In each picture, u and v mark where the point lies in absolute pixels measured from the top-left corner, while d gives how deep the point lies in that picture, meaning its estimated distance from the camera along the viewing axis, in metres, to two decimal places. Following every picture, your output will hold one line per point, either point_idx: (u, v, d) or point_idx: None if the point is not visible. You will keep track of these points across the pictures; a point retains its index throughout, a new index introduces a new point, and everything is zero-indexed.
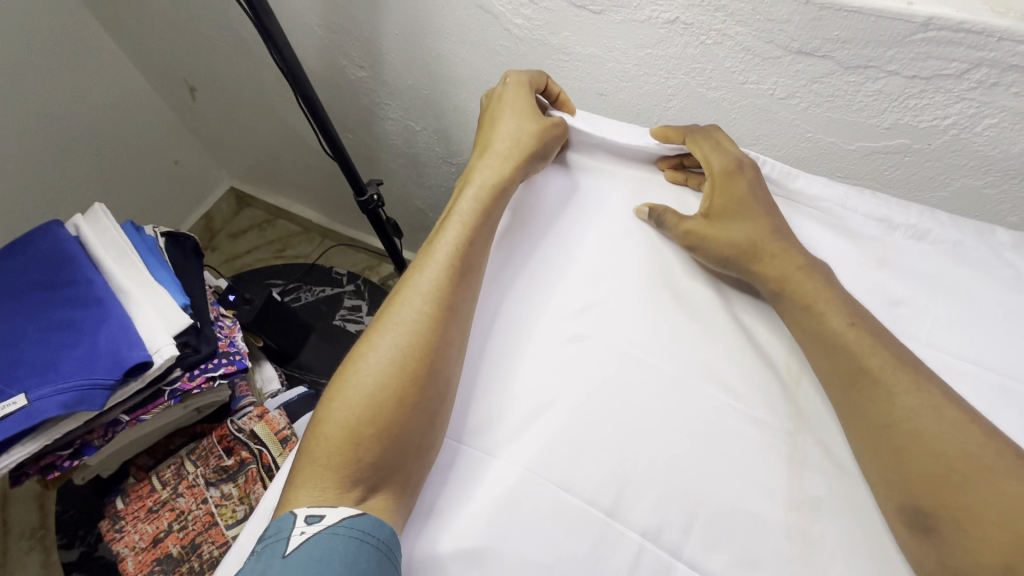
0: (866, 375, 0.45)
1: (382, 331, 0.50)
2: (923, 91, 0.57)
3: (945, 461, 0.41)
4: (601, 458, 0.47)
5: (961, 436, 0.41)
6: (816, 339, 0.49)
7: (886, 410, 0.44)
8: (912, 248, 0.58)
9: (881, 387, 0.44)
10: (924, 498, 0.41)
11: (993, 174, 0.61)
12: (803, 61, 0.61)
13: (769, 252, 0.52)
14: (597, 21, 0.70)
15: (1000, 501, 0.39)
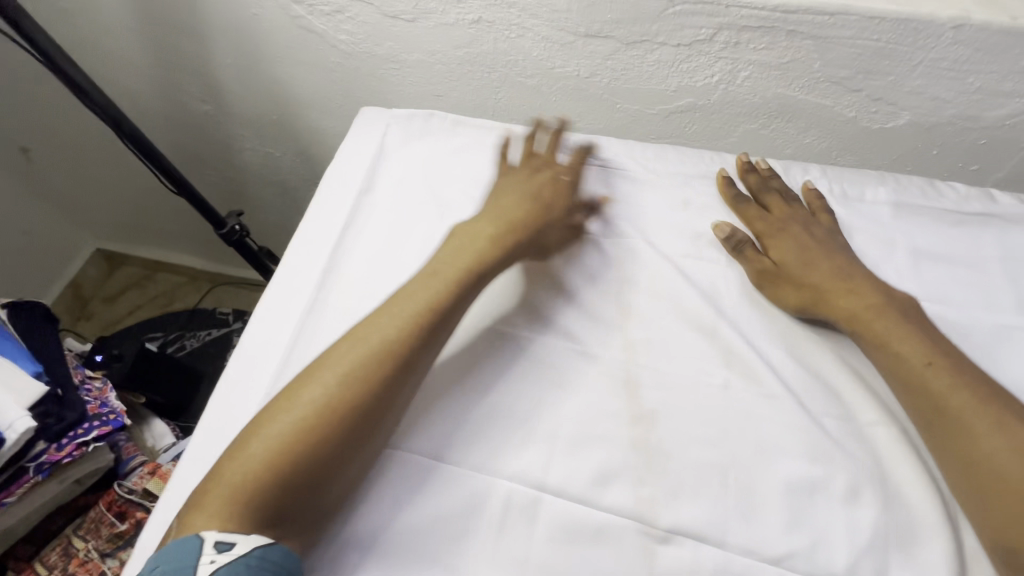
0: (956, 428, 0.48)
1: (341, 363, 0.49)
2: (690, 57, 0.68)
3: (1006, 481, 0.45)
4: (502, 439, 0.52)
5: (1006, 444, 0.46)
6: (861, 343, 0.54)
7: (973, 451, 0.47)
8: (708, 188, 0.68)
9: (974, 438, 0.47)
10: (1002, 531, 0.44)
11: (762, 117, 0.73)
12: (593, 43, 0.70)
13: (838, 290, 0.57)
14: (412, 28, 0.75)
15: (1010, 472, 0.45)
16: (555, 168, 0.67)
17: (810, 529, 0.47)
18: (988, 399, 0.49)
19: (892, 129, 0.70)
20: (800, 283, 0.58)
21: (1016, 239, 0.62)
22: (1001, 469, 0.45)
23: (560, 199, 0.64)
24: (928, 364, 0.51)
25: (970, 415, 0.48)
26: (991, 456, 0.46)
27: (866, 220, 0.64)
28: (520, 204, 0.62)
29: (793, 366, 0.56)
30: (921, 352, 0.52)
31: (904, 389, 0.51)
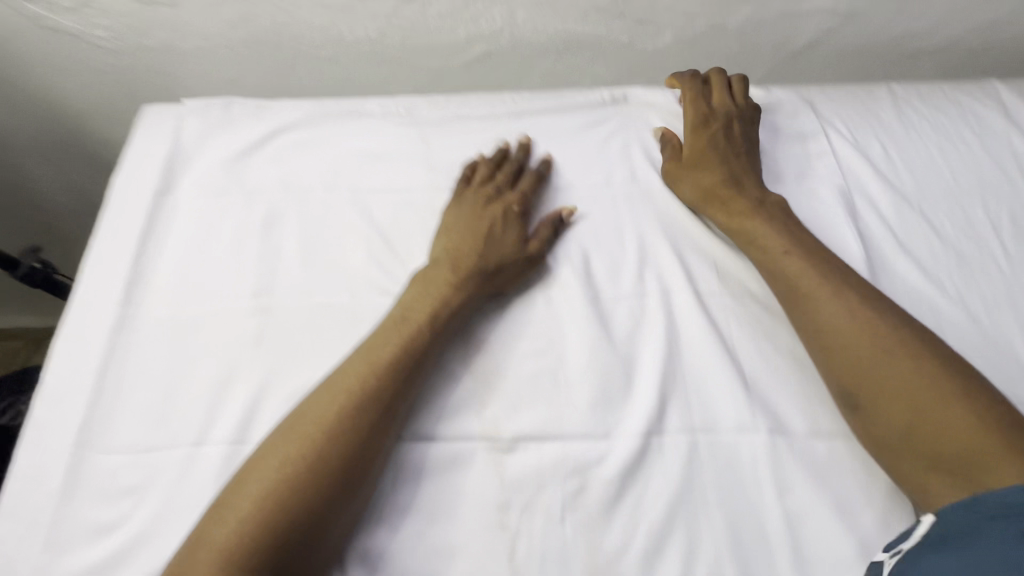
0: (869, 386, 0.50)
1: (319, 419, 0.48)
2: (467, 4, 0.70)
3: (910, 406, 0.48)
4: None
5: (905, 371, 0.49)
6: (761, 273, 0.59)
7: (897, 393, 0.49)
8: (515, 125, 0.71)
9: (884, 379, 0.50)
10: (894, 439, 0.49)
11: (552, 53, 0.77)
12: (370, 3, 0.69)
13: (728, 199, 0.63)
14: (177, 14, 0.70)
15: (950, 428, 0.46)
16: (506, 199, 0.63)
17: (622, 399, 0.54)
18: (818, 272, 0.56)
19: (663, 47, 0.77)
20: (706, 186, 0.64)
21: (768, 123, 0.72)
22: (835, 327, 0.53)
23: (514, 230, 0.61)
24: (782, 252, 0.58)
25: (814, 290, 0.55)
26: (831, 324, 0.53)
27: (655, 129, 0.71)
28: (469, 241, 0.60)
29: (604, 268, 0.62)
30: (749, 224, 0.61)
31: (739, 240, 0.62)
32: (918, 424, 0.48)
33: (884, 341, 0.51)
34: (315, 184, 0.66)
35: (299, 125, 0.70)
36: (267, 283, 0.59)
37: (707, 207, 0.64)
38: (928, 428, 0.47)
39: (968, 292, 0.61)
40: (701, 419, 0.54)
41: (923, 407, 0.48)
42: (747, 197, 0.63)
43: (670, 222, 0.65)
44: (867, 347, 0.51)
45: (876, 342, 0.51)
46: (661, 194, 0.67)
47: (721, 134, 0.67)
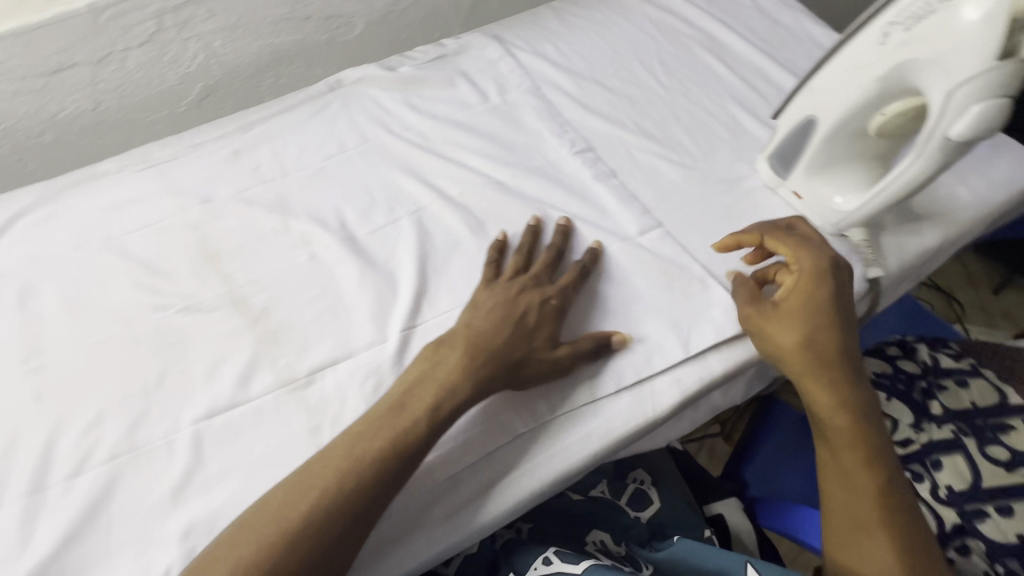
0: (842, 467, 0.57)
1: (255, 541, 0.44)
2: (161, 49, 0.76)
3: (856, 499, 0.56)
4: (166, 415, 0.55)
5: (867, 492, 0.55)
6: (792, 323, 0.56)
7: (850, 488, 0.56)
8: (248, 133, 0.78)
9: (854, 490, 0.56)
10: (835, 521, 0.56)
11: (268, 69, 0.86)
12: (67, 76, 0.72)
13: (799, 357, 0.56)
14: None
15: (879, 550, 0.53)
16: (542, 290, 0.58)
17: (395, 305, 0.61)
18: (850, 381, 0.57)
19: (360, 34, 0.89)
20: (792, 353, 0.56)
21: (464, 60, 0.85)
22: (838, 452, 0.57)
23: (547, 326, 0.57)
24: (826, 383, 0.56)
25: (842, 395, 0.56)
26: (839, 409, 0.56)
27: (373, 94, 0.81)
28: (493, 325, 0.55)
29: (357, 214, 0.69)
30: (779, 330, 0.56)
31: (784, 319, 0.56)
32: (857, 511, 0.55)
33: (866, 430, 0.56)
34: (65, 247, 0.67)
35: (33, 206, 0.71)
36: (35, 345, 0.59)
37: (763, 322, 0.57)
38: (859, 516, 0.55)
39: (643, 121, 0.76)
40: (467, 292, 0.62)
41: (864, 505, 0.55)
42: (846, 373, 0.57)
43: (406, 159, 0.74)
44: (847, 437, 0.56)
45: (854, 434, 0.56)
46: (390, 139, 0.76)
47: (821, 304, 0.56)
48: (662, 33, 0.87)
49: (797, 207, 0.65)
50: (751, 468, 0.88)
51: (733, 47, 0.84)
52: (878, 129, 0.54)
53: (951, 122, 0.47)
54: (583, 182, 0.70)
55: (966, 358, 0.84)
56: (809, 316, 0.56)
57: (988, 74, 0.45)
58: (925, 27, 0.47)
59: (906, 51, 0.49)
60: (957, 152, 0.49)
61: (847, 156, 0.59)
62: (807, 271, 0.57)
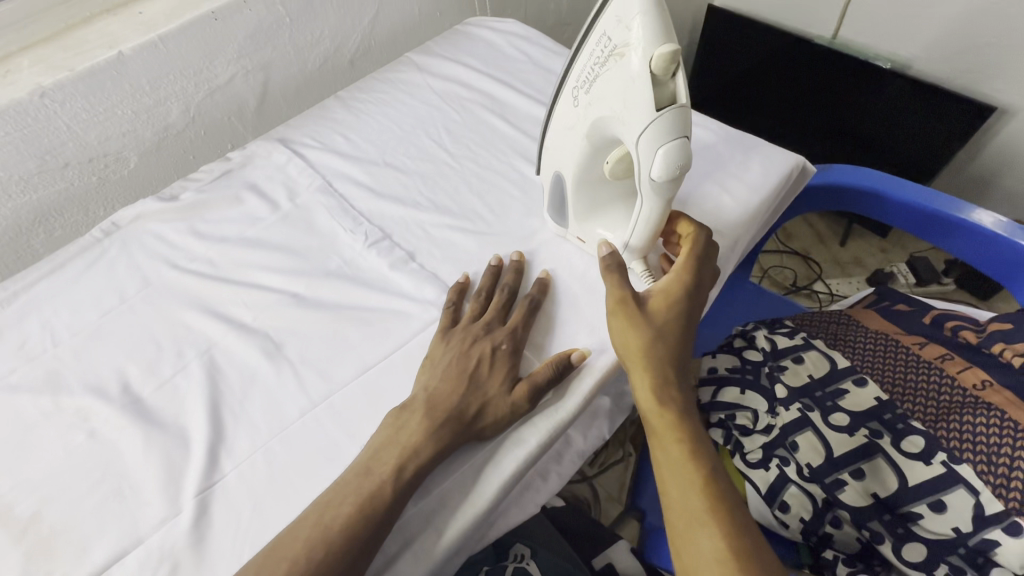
0: (671, 464, 0.51)
1: None
2: None
3: (688, 499, 0.49)
4: None
5: (701, 490, 0.50)
6: (645, 317, 0.56)
7: (683, 487, 0.50)
8: (11, 306, 0.70)
9: (688, 488, 0.50)
10: (676, 527, 0.49)
11: (35, 226, 0.79)
12: None
13: (646, 346, 0.55)
14: None
15: (713, 553, 0.47)
16: (493, 336, 0.60)
17: (188, 466, 0.55)
18: (674, 373, 0.55)
19: (138, 167, 0.85)
20: (642, 342, 0.55)
21: (250, 171, 0.83)
22: (666, 446, 0.52)
23: (499, 372, 0.57)
24: (662, 377, 0.54)
25: (666, 391, 0.54)
26: (663, 405, 0.53)
27: (154, 230, 0.76)
28: (449, 384, 0.56)
29: (141, 369, 0.63)
30: (622, 329, 0.56)
31: (641, 309, 0.56)
32: (692, 510, 0.49)
33: (693, 426, 0.53)
34: None
35: None
36: None
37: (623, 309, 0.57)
38: (695, 517, 0.48)
39: (436, 196, 0.77)
40: (268, 427, 0.57)
41: (696, 504, 0.49)
42: (677, 368, 0.55)
43: (195, 291, 0.69)
44: (675, 432, 0.53)
45: (678, 433, 0.52)
46: (175, 274, 0.71)
47: (682, 303, 0.57)
48: (446, 103, 0.90)
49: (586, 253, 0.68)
50: (646, 495, 0.87)
51: (513, 103, 0.88)
52: (614, 174, 0.59)
53: (652, 163, 0.51)
54: (382, 273, 0.69)
55: (798, 334, 0.89)
56: (667, 313, 0.56)
57: (661, 118, 0.50)
58: (609, 86, 0.53)
59: (604, 108, 0.54)
60: (673, 185, 0.53)
61: (605, 200, 0.63)
62: (686, 273, 0.58)
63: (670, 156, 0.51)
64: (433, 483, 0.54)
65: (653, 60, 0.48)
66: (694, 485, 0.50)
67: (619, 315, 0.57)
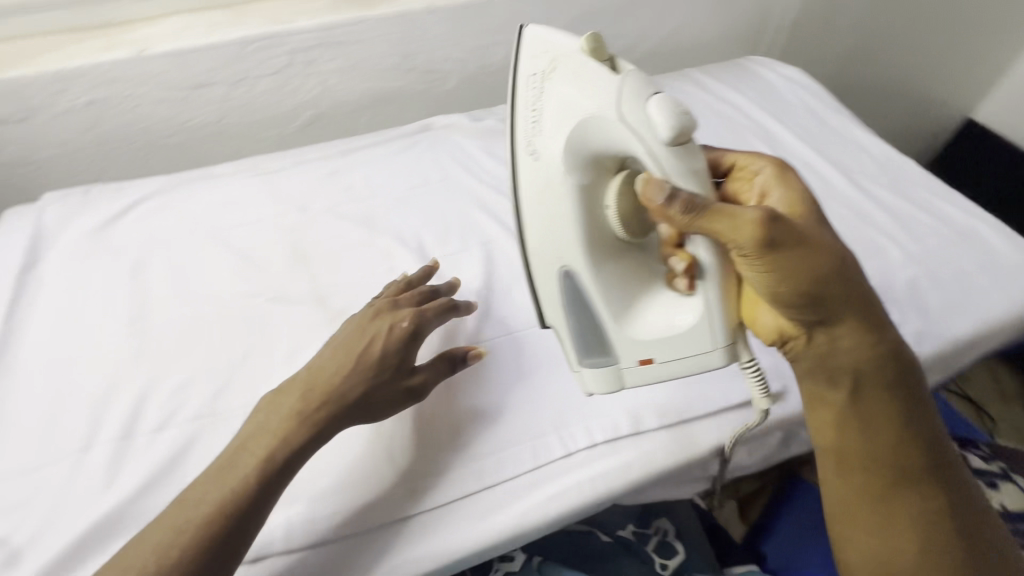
0: (872, 435, 0.53)
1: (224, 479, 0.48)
2: (286, 80, 0.89)
3: (893, 464, 0.53)
4: (242, 387, 0.61)
5: (907, 461, 0.53)
6: (835, 257, 0.50)
7: (883, 456, 0.53)
8: (345, 158, 0.88)
9: (888, 459, 0.53)
10: (866, 486, 0.54)
11: (367, 107, 0.98)
12: (205, 91, 0.85)
13: (832, 284, 0.49)
14: (28, 127, 0.80)
15: (912, 509, 0.53)
16: (395, 314, 0.58)
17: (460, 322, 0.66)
18: (874, 329, 0.52)
19: (452, 89, 1.01)
20: (826, 282, 0.49)
21: None
22: (867, 417, 0.53)
23: (390, 354, 0.55)
24: (864, 338, 0.52)
25: (873, 360, 0.52)
26: (867, 371, 0.52)
27: (457, 141, 0.91)
28: (340, 359, 0.54)
29: (433, 240, 0.77)
30: (808, 256, 0.48)
31: (809, 240, 0.49)
32: (892, 476, 0.54)
33: (891, 390, 0.53)
34: (176, 231, 0.76)
35: (153, 194, 0.81)
36: (140, 313, 0.67)
37: (785, 241, 0.47)
38: (894, 482, 0.54)
39: None
40: (526, 320, 0.68)
41: (895, 477, 0.53)
42: (871, 321, 0.52)
43: (481, 198, 0.83)
44: (871, 398, 0.53)
45: (883, 401, 0.53)
46: (468, 179, 0.85)
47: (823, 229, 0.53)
48: (720, 122, 0.97)
49: (638, 376, 0.56)
50: (773, 543, 0.87)
51: (785, 141, 0.93)
52: (620, 225, 0.53)
53: (642, 125, 0.47)
54: None
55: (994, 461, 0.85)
56: (834, 239, 0.51)
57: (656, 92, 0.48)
58: (563, 85, 0.51)
59: (560, 99, 0.50)
60: (697, 183, 0.48)
61: (632, 275, 0.56)
62: (804, 200, 0.56)
63: (659, 111, 0.46)
64: (381, 453, 0.56)
65: (587, 40, 0.50)
66: (899, 466, 0.53)
67: (796, 246, 0.48)
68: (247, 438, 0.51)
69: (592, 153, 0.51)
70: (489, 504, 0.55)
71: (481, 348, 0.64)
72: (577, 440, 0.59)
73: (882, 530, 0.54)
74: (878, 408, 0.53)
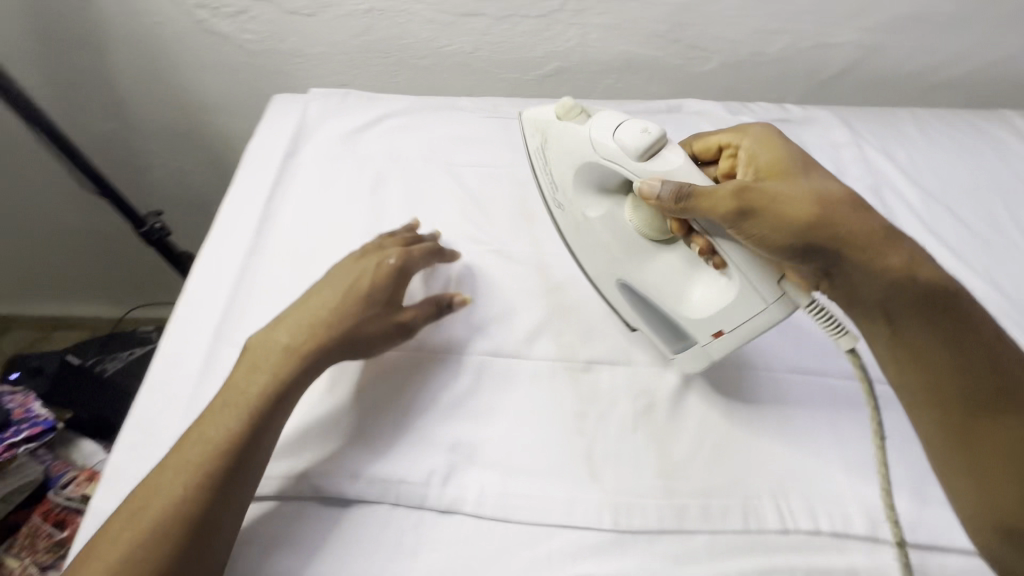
0: (921, 353, 0.46)
1: (225, 406, 0.49)
2: (549, 26, 0.84)
3: (964, 395, 0.45)
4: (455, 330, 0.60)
5: (960, 356, 0.45)
6: (846, 203, 0.47)
7: (940, 383, 0.45)
8: None
9: (948, 378, 0.45)
10: (947, 444, 0.46)
11: (615, 71, 0.90)
12: (470, 21, 0.84)
13: (856, 225, 0.46)
14: (312, 23, 0.84)
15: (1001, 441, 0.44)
16: (383, 253, 0.60)
17: None
18: (893, 234, 0.46)
19: (710, 71, 0.90)
20: (844, 223, 0.46)
21: (806, 132, 0.82)
22: (921, 342, 0.46)
23: (382, 283, 0.58)
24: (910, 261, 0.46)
25: (897, 241, 0.46)
26: (903, 272, 0.45)
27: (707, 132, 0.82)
28: (336, 293, 0.56)
29: None
30: (807, 199, 0.46)
31: (823, 197, 0.47)
32: (961, 413, 0.45)
33: (936, 324, 0.45)
34: (415, 156, 0.77)
35: (400, 113, 0.82)
36: (375, 228, 0.69)
37: (778, 198, 0.46)
38: (977, 435, 0.45)
39: (996, 273, 0.67)
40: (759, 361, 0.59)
41: (960, 390, 0.45)
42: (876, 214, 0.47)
43: None
44: (924, 323, 0.45)
45: (932, 317, 0.45)
46: None
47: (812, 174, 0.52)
48: None
49: (723, 348, 0.51)
50: None
51: None
52: (643, 226, 0.54)
53: (608, 141, 0.51)
54: None
55: None
56: (833, 181, 0.49)
57: (629, 121, 0.51)
58: (570, 142, 0.55)
59: (568, 159, 0.55)
60: (665, 150, 0.50)
61: (674, 275, 0.53)
62: (808, 161, 0.54)
63: (629, 128, 0.50)
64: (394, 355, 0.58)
65: (561, 105, 0.55)
66: (948, 393, 0.45)
67: (801, 209, 0.46)
68: (256, 358, 0.52)
69: (585, 171, 0.55)
70: (687, 552, 0.48)
71: (470, 295, 0.62)
72: (805, 521, 0.50)
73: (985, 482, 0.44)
74: (895, 266, 0.45)
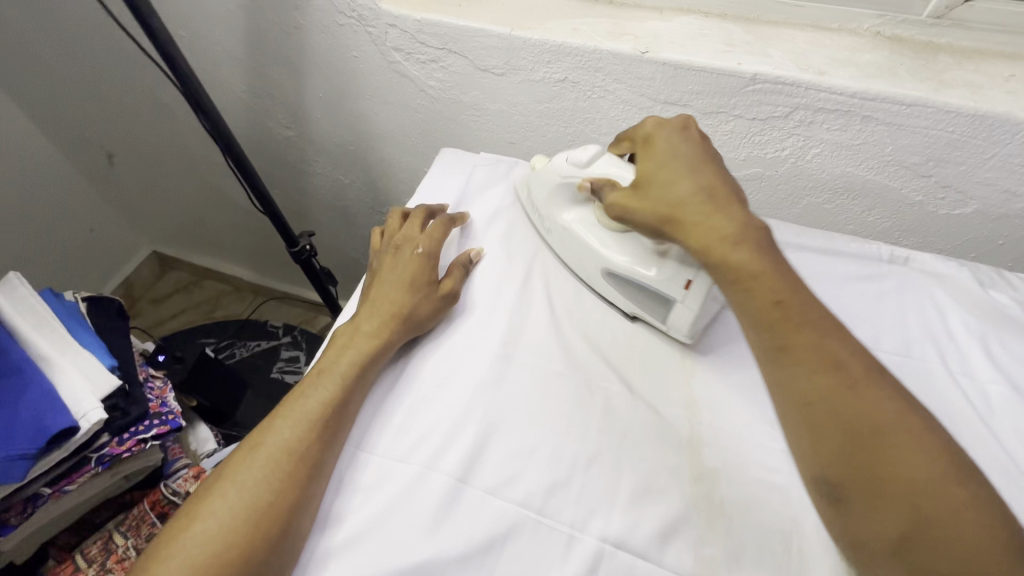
0: (792, 355, 0.44)
1: (294, 422, 0.53)
2: (763, 130, 0.71)
3: (856, 420, 0.41)
4: (581, 496, 0.52)
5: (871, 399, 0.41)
6: (683, 198, 0.52)
7: (810, 390, 0.43)
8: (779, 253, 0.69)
9: (827, 392, 0.42)
10: (835, 472, 0.41)
11: (827, 192, 0.75)
12: (670, 110, 0.73)
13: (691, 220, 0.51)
14: (500, 81, 0.80)
15: (914, 469, 0.39)
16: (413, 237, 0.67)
17: None
18: (734, 221, 0.50)
19: (958, 216, 0.71)
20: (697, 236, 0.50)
21: None
22: (766, 327, 0.46)
23: (420, 267, 0.65)
24: (795, 287, 0.47)
25: (748, 238, 0.49)
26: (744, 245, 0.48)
27: (939, 300, 0.64)
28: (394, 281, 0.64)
29: None
30: (656, 204, 0.53)
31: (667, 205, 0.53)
32: (844, 424, 0.41)
33: (776, 295, 0.46)
34: None
35: None
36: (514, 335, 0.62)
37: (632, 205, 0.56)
38: (862, 440, 0.40)
39: None
40: None
41: (858, 410, 0.41)
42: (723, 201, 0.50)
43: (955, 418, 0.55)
44: (807, 321, 0.45)
45: (792, 304, 0.46)
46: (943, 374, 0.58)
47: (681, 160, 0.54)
48: None
49: (696, 296, 0.58)
50: None
51: None
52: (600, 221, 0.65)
53: (564, 164, 0.67)
54: None
55: None
56: (696, 184, 0.52)
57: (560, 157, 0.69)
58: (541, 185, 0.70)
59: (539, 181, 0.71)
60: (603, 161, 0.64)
61: (635, 251, 0.63)
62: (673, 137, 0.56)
63: (576, 152, 0.66)
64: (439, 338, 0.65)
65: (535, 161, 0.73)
66: (825, 407, 0.42)
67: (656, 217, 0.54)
68: (323, 367, 0.58)
69: (558, 188, 0.68)
70: None
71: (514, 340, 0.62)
72: None
73: (874, 511, 0.39)
74: (730, 260, 0.48)
